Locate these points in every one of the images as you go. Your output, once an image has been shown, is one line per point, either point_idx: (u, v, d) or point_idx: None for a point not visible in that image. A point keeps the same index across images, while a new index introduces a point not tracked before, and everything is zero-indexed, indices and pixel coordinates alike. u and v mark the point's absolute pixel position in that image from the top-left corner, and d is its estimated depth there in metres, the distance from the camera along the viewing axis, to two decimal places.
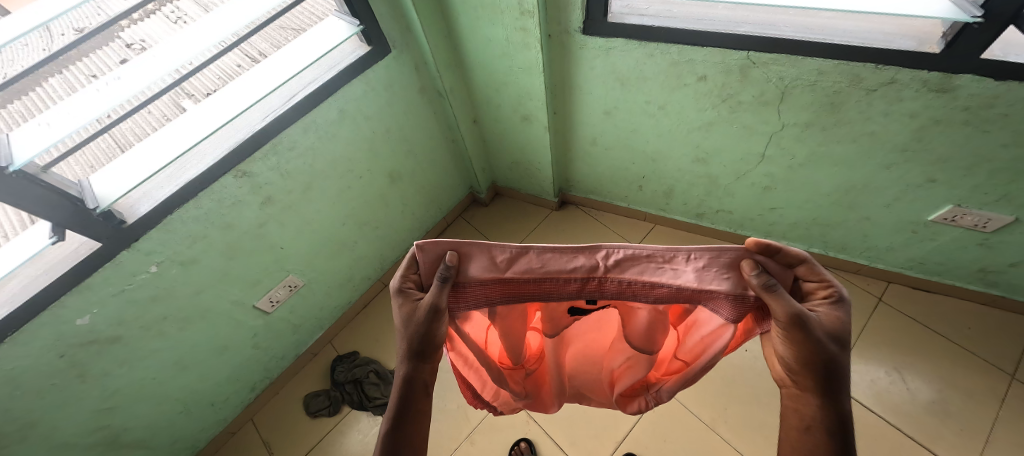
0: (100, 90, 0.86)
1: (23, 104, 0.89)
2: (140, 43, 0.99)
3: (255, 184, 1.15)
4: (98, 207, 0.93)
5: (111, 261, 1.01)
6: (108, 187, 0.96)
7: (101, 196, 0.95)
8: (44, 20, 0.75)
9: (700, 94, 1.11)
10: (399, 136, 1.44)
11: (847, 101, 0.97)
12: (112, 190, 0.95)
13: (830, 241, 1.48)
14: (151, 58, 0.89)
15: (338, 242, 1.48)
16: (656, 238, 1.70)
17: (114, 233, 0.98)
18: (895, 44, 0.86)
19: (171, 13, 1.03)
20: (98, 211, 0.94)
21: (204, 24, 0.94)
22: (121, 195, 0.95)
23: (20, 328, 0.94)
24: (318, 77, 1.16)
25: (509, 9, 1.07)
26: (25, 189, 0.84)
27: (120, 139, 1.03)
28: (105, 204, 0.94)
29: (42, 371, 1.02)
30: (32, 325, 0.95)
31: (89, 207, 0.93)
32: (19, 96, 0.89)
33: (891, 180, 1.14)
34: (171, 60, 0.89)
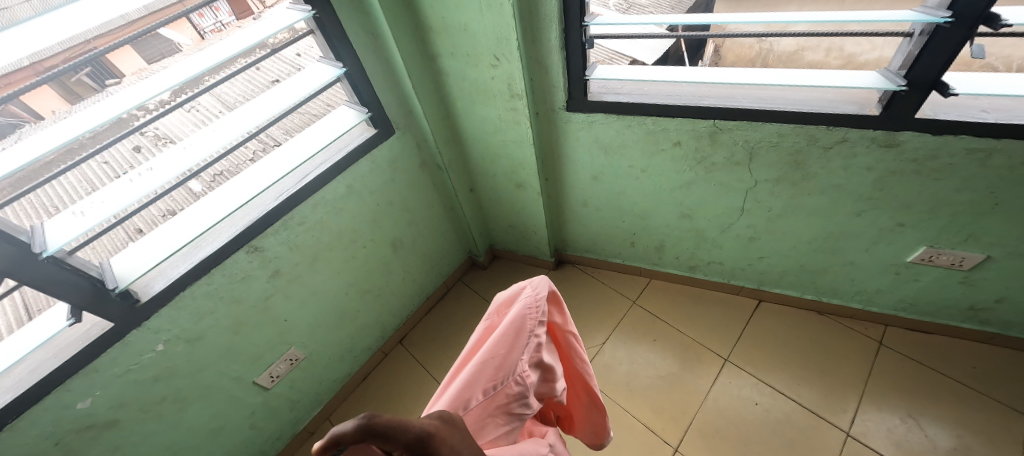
0: (133, 181, 0.95)
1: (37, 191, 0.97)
2: (154, 132, 1.09)
3: (265, 259, 1.21)
4: (116, 286, 0.98)
5: (120, 341, 1.04)
6: (127, 267, 1.01)
7: (121, 276, 0.99)
8: (83, 133, 0.83)
9: (677, 157, 1.22)
10: (401, 207, 1.52)
11: (809, 158, 1.08)
12: (131, 270, 1.01)
13: (820, 287, 1.54)
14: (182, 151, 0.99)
15: (341, 312, 1.51)
16: (652, 293, 1.81)
17: (127, 313, 1.02)
18: (839, 109, 0.97)
19: None
20: (116, 290, 0.98)
21: (229, 120, 1.05)
22: (139, 275, 1.00)
23: (20, 415, 0.95)
24: (329, 158, 1.26)
25: (501, 93, 1.20)
26: (50, 273, 0.90)
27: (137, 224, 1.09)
28: (124, 284, 0.98)
29: None
30: (33, 411, 0.96)
31: (108, 288, 0.97)
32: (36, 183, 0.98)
33: (864, 226, 1.22)
34: (198, 153, 0.98)
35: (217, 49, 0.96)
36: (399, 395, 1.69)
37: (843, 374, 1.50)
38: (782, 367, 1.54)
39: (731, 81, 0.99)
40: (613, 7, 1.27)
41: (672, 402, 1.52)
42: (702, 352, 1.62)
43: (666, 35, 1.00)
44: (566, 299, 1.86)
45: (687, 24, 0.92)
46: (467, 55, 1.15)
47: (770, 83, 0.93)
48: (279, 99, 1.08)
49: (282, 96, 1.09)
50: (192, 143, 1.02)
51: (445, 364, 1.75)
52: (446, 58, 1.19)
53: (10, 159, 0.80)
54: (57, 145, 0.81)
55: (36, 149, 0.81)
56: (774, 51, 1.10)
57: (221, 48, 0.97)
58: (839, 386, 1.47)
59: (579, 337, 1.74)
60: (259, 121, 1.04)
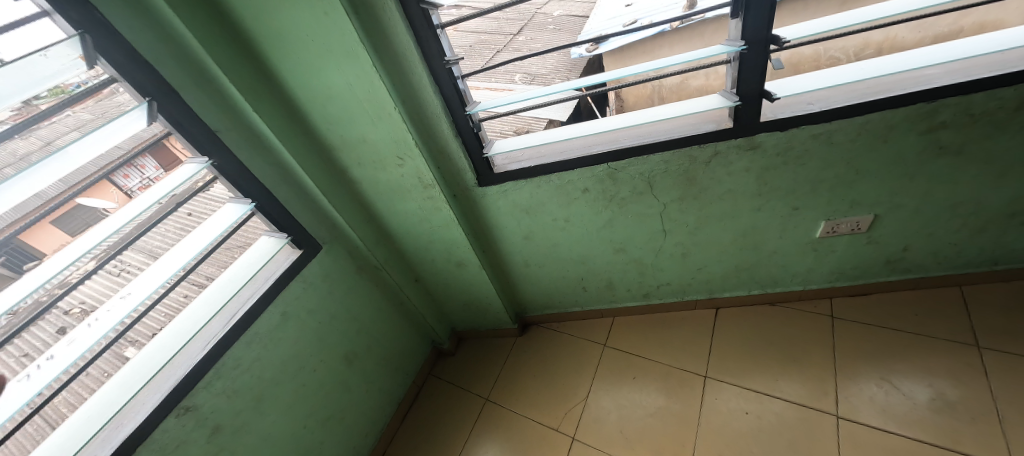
0: (29, 375, 0.87)
1: None
2: (80, 305, 1.04)
3: (201, 416, 1.14)
4: None
5: None
6: None
7: None
8: None
9: (591, 202, 1.33)
10: (347, 318, 1.50)
11: (697, 174, 1.21)
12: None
13: (760, 280, 1.66)
14: (86, 328, 0.93)
15: (304, 446, 1.41)
16: (621, 330, 1.85)
17: None
18: (700, 129, 1.13)
19: (113, 267, 1.11)
20: None
21: (140, 280, 1.01)
22: None
23: None
24: (257, 290, 1.24)
25: (414, 187, 1.27)
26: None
27: (60, 409, 1.00)
28: None
29: None
30: None
31: None
32: None
33: (767, 217, 1.36)
34: (105, 325, 0.93)
35: (128, 210, 0.97)
36: None
37: (808, 356, 1.58)
38: (756, 367, 1.60)
39: (607, 129, 1.13)
40: (521, 81, 1.45)
41: (665, 437, 1.51)
42: (680, 375, 1.65)
43: (572, 97, 1.12)
44: (542, 361, 1.86)
45: (587, 85, 1.05)
46: (373, 161, 1.22)
47: (638, 122, 1.07)
48: (190, 247, 1.07)
49: (193, 243, 1.08)
50: (99, 316, 0.96)
51: None
52: (355, 168, 1.26)
53: None
54: None
55: None
56: (664, 85, 1.32)
57: (121, 213, 0.97)
58: (808, 368, 1.55)
59: (563, 396, 1.72)
60: (171, 274, 1.01)
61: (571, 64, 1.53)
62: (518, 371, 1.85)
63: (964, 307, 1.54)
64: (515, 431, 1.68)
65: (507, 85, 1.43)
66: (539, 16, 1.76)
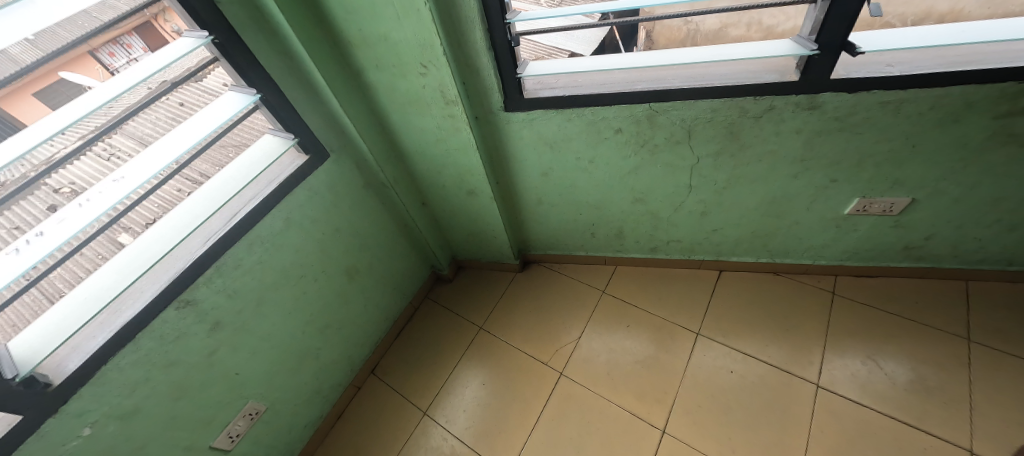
0: (19, 250, 0.83)
1: None
2: (70, 186, 0.98)
3: (201, 312, 1.13)
4: (17, 374, 0.85)
5: (35, 433, 0.92)
6: (29, 347, 0.89)
7: (21, 362, 0.87)
8: None
9: (620, 144, 1.24)
10: (351, 232, 1.46)
11: (742, 129, 1.12)
12: (36, 351, 0.88)
13: (772, 249, 1.60)
14: (78, 209, 0.89)
15: (301, 351, 1.44)
16: (621, 279, 1.83)
17: (37, 401, 0.91)
18: (761, 79, 1.02)
19: (103, 151, 1.03)
20: (17, 379, 0.86)
21: (133, 165, 0.95)
22: (43, 358, 0.88)
23: None
24: (259, 192, 1.18)
25: (434, 103, 1.18)
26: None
27: (59, 287, 0.97)
28: (25, 371, 0.86)
29: None
30: None
31: (7, 377, 0.85)
32: None
33: (802, 187, 1.28)
34: (97, 207, 0.89)
35: (111, 87, 0.88)
36: (379, 426, 1.63)
37: (803, 329, 1.56)
38: (747, 331, 1.60)
39: (659, 64, 1.01)
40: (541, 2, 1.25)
41: (652, 385, 1.54)
42: (672, 329, 1.65)
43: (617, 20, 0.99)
44: (536, 298, 1.86)
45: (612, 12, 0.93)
46: (393, 67, 1.12)
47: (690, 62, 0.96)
48: (189, 135, 1.00)
49: (188, 133, 1.01)
50: (91, 197, 0.91)
51: (424, 386, 1.70)
52: (371, 72, 1.15)
53: None
54: None
55: None
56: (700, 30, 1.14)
57: (111, 87, 0.88)
58: (801, 341, 1.54)
59: (554, 335, 1.73)
60: (168, 162, 0.95)
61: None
62: (511, 305, 1.86)
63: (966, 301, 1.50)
64: (505, 361, 1.71)
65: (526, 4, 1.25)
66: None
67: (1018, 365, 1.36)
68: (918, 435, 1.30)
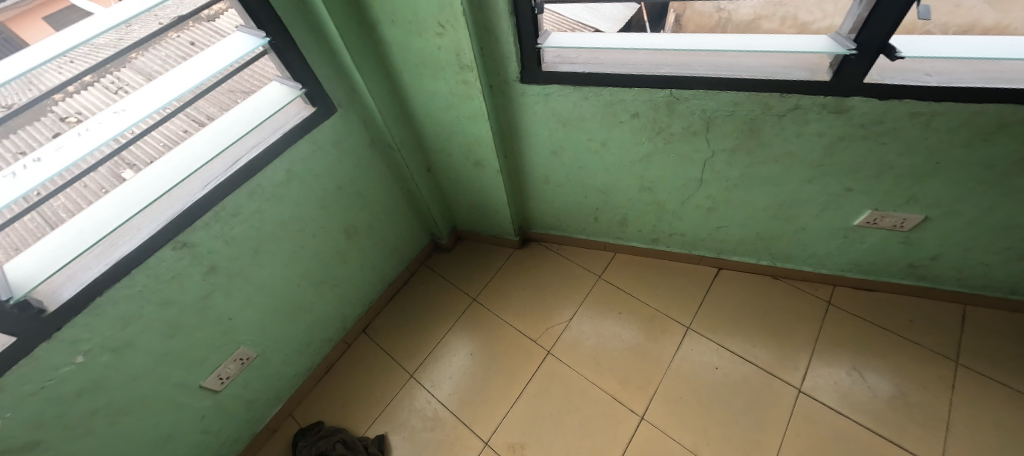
0: (16, 174, 0.82)
1: None
2: (77, 116, 0.95)
3: (197, 254, 1.12)
4: (10, 297, 0.85)
5: (30, 355, 0.92)
6: (24, 273, 0.88)
7: (15, 286, 0.87)
8: None
9: (635, 129, 1.20)
10: (353, 191, 1.45)
11: (763, 126, 1.08)
12: (31, 275, 0.87)
13: (774, 252, 1.58)
14: (77, 137, 0.87)
15: (294, 303, 1.44)
16: (617, 267, 1.82)
17: (32, 324, 0.90)
18: (791, 75, 0.97)
19: (111, 84, 1.00)
20: (11, 301, 0.85)
21: (135, 98, 0.93)
22: (38, 283, 0.87)
23: None
24: (263, 140, 1.16)
25: (449, 66, 1.14)
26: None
27: (59, 214, 0.96)
28: (19, 294, 0.86)
29: None
30: None
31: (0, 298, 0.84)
32: None
33: (814, 193, 1.25)
34: (96, 138, 0.86)
35: (112, 13, 0.84)
36: (364, 384, 1.65)
37: (795, 335, 1.56)
38: (737, 331, 1.59)
39: (688, 48, 0.97)
40: None
41: (637, 374, 1.54)
42: (663, 321, 1.65)
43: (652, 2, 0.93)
44: (530, 276, 1.85)
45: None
46: (410, 24, 1.07)
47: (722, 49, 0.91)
48: (195, 73, 0.97)
49: (193, 70, 0.97)
50: (90, 127, 0.89)
51: (412, 351, 1.71)
52: (387, 28, 1.11)
53: None
54: None
55: None
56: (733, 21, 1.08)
57: (117, 13, 0.85)
58: (792, 347, 1.53)
59: (546, 314, 1.73)
60: (172, 97, 0.92)
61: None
62: (505, 280, 1.86)
63: (960, 325, 1.49)
64: (494, 334, 1.71)
65: None
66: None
67: (1002, 393, 1.36)
68: (892, 449, 1.31)
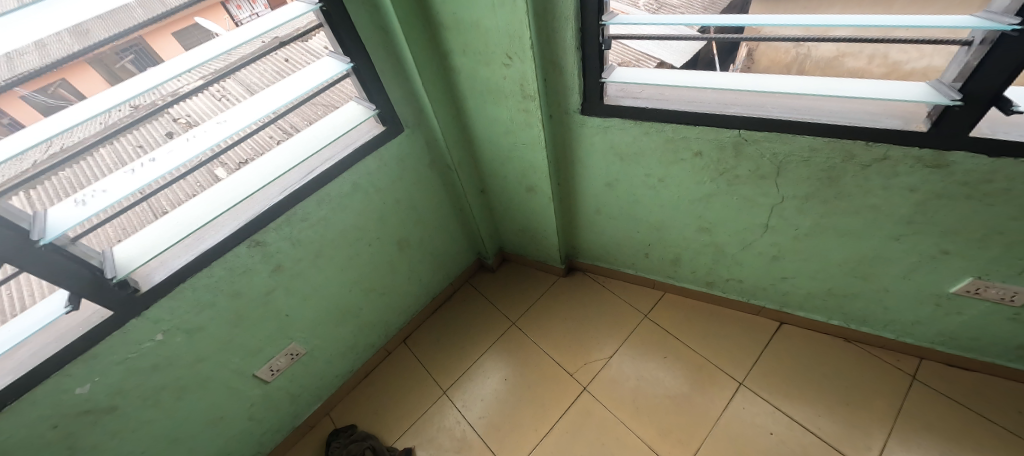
0: (134, 171, 0.89)
1: (75, 171, 0.98)
2: (185, 118, 1.09)
3: (267, 253, 1.18)
4: (115, 276, 0.93)
5: (121, 329, 1.00)
6: (127, 255, 0.96)
7: (120, 265, 0.94)
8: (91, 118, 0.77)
9: (697, 168, 1.14)
10: (408, 205, 1.48)
11: (843, 175, 0.99)
12: (134, 259, 0.95)
13: (848, 313, 1.41)
14: (185, 142, 0.93)
15: (343, 309, 1.48)
16: (666, 307, 1.71)
17: (127, 301, 0.99)
18: (881, 123, 0.89)
19: (216, 91, 1.13)
20: (114, 280, 0.93)
21: (236, 110, 0.98)
22: (142, 263, 0.95)
23: (20, 397, 0.93)
24: (335, 154, 1.21)
25: (512, 94, 1.15)
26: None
27: (163, 204, 1.08)
28: (122, 273, 0.93)
29: (33, 444, 0.99)
30: (32, 394, 0.94)
31: (106, 276, 0.92)
32: (76, 164, 1.00)
33: (902, 252, 1.11)
34: (200, 145, 0.92)
35: (230, 38, 0.91)
36: (398, 396, 1.66)
37: (869, 409, 1.38)
38: (798, 394, 1.44)
39: (773, 90, 0.90)
40: (643, 7, 1.20)
41: (681, 426, 1.43)
42: (714, 372, 1.53)
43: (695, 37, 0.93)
44: (574, 307, 1.79)
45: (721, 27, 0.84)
46: (478, 53, 1.10)
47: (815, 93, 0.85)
48: (291, 90, 1.02)
49: (294, 85, 1.03)
50: (197, 134, 0.95)
51: (447, 368, 1.71)
52: (457, 56, 1.14)
53: (25, 141, 0.75)
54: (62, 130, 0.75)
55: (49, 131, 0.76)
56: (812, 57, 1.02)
57: (237, 34, 0.92)
58: (864, 422, 1.36)
59: (586, 348, 1.66)
60: (269, 111, 0.97)
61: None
62: (547, 308, 1.82)
63: None
64: (530, 362, 1.67)
65: (625, 6, 1.19)
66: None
67: None
68: None
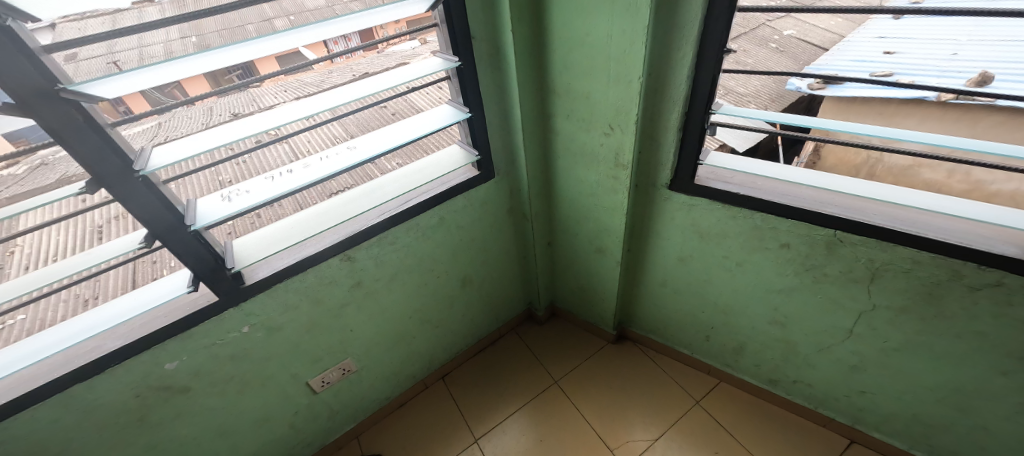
0: (274, 180, 1.01)
1: (209, 176, 1.15)
2: (306, 141, 1.24)
3: (353, 269, 1.27)
4: (234, 267, 1.04)
5: (218, 316, 1.10)
6: (245, 251, 1.07)
7: (239, 258, 1.05)
8: (258, 131, 0.89)
9: (782, 259, 1.12)
10: (479, 246, 1.55)
11: (947, 294, 0.95)
12: (251, 254, 1.06)
13: (934, 446, 1.27)
14: (319, 162, 1.05)
15: (399, 334, 1.54)
16: (720, 397, 1.62)
17: (232, 291, 1.09)
18: (996, 248, 0.86)
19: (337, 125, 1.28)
20: (233, 271, 1.03)
21: (365, 140, 1.10)
22: (255, 260, 1.05)
23: (122, 362, 1.02)
24: (432, 189, 1.31)
25: (605, 160, 1.20)
26: (142, 197, 0.88)
27: (277, 211, 1.20)
28: (240, 266, 1.04)
29: (115, 408, 1.08)
30: (132, 361, 1.04)
31: (227, 267, 1.03)
32: (212, 169, 1.16)
33: (1008, 389, 1.02)
34: (332, 165, 1.03)
35: (376, 80, 1.04)
36: (429, 434, 1.65)
37: None
38: None
39: (883, 197, 0.89)
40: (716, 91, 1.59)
41: None
42: None
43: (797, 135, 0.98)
44: (620, 378, 1.74)
45: (809, 126, 0.93)
46: (582, 120, 1.18)
47: (930, 208, 0.83)
48: (413, 128, 1.13)
49: (414, 126, 1.14)
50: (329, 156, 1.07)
51: (483, 414, 1.69)
52: (560, 120, 1.23)
53: (202, 143, 0.88)
54: (234, 138, 0.87)
55: (223, 137, 0.89)
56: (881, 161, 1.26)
57: (383, 77, 1.05)
58: None
59: (628, 424, 1.60)
60: (394, 144, 1.08)
61: (776, 95, 1.64)
62: (591, 373, 1.77)
63: None
64: (569, 427, 1.62)
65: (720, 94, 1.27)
66: (766, 28, 1.72)
67: None
68: None
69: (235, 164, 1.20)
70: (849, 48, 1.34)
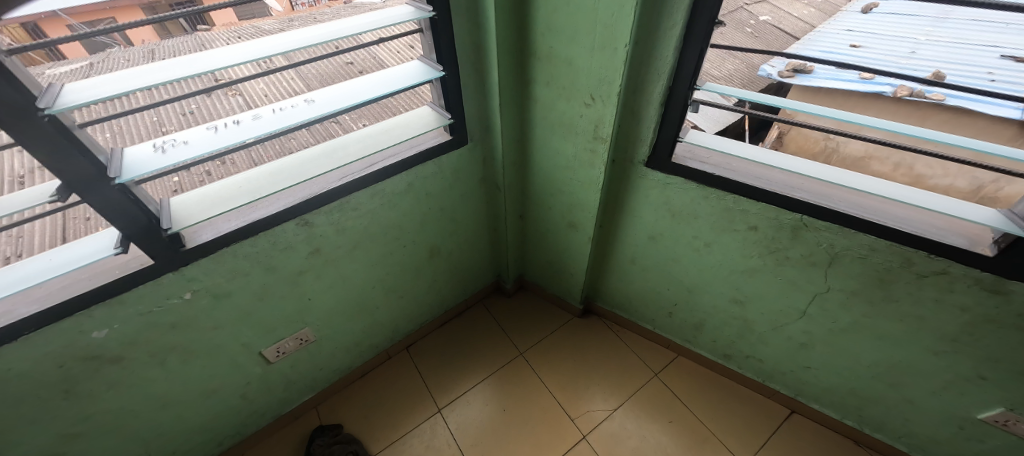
0: (216, 132, 0.93)
1: (146, 123, 1.04)
2: (258, 91, 1.14)
3: (312, 234, 1.21)
4: (170, 228, 0.96)
5: (154, 280, 1.03)
6: (184, 211, 1.00)
7: (176, 219, 0.98)
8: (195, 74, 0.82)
9: (749, 241, 1.15)
10: (449, 216, 1.51)
11: (896, 279, 1.00)
12: (190, 216, 0.99)
13: (866, 417, 1.37)
14: (271, 114, 0.98)
15: (362, 303, 1.50)
16: (677, 371, 1.69)
17: (169, 254, 1.02)
18: (946, 238, 0.91)
19: (291, 76, 1.19)
20: (168, 232, 0.96)
21: (324, 93, 1.03)
22: (195, 222, 0.98)
23: (40, 328, 0.94)
24: (399, 153, 1.25)
25: (584, 133, 1.19)
26: (53, 143, 0.79)
27: (225, 167, 1.12)
28: (177, 227, 0.97)
29: (38, 379, 1.00)
30: (52, 327, 0.96)
31: (161, 227, 0.96)
32: (150, 118, 1.06)
33: (938, 368, 1.10)
34: (286, 119, 0.96)
35: (331, 28, 0.96)
36: (390, 403, 1.65)
37: None
38: None
39: (848, 184, 0.92)
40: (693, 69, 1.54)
41: None
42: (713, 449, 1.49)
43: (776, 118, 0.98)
44: (583, 350, 1.78)
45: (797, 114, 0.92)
46: (561, 88, 1.15)
47: (888, 195, 0.86)
48: (373, 86, 1.06)
49: (374, 84, 1.07)
50: (283, 109, 1.00)
51: (445, 384, 1.70)
52: (539, 87, 1.20)
53: (126, 83, 0.79)
54: (165, 80, 0.79)
55: (152, 79, 0.81)
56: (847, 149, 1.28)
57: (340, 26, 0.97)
58: None
59: (587, 395, 1.64)
60: (358, 101, 1.01)
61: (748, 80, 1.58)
62: (556, 345, 1.80)
63: None
64: (530, 397, 1.65)
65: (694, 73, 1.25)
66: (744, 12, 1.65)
67: None
68: None
69: (186, 110, 1.09)
70: (819, 39, 1.32)
